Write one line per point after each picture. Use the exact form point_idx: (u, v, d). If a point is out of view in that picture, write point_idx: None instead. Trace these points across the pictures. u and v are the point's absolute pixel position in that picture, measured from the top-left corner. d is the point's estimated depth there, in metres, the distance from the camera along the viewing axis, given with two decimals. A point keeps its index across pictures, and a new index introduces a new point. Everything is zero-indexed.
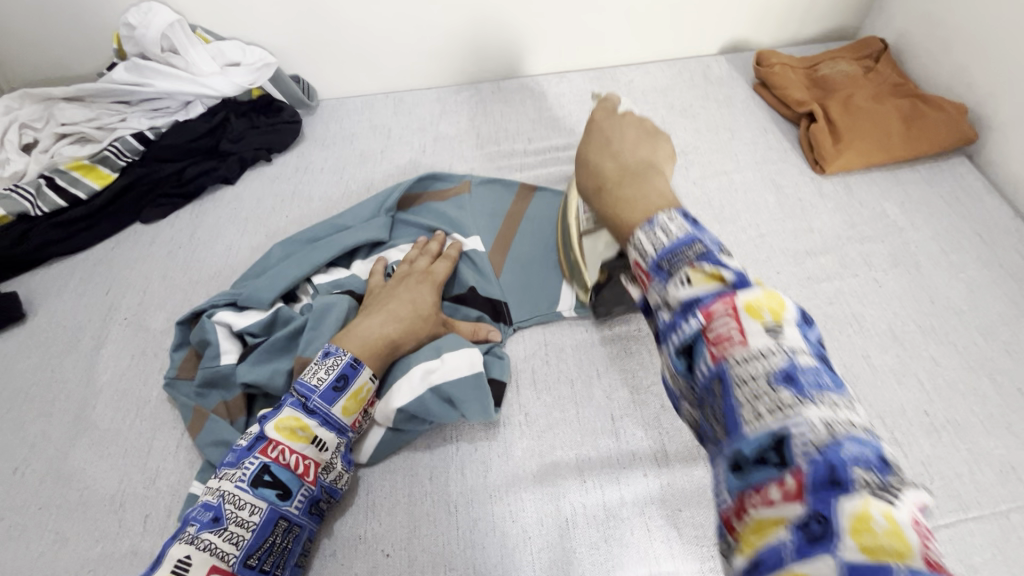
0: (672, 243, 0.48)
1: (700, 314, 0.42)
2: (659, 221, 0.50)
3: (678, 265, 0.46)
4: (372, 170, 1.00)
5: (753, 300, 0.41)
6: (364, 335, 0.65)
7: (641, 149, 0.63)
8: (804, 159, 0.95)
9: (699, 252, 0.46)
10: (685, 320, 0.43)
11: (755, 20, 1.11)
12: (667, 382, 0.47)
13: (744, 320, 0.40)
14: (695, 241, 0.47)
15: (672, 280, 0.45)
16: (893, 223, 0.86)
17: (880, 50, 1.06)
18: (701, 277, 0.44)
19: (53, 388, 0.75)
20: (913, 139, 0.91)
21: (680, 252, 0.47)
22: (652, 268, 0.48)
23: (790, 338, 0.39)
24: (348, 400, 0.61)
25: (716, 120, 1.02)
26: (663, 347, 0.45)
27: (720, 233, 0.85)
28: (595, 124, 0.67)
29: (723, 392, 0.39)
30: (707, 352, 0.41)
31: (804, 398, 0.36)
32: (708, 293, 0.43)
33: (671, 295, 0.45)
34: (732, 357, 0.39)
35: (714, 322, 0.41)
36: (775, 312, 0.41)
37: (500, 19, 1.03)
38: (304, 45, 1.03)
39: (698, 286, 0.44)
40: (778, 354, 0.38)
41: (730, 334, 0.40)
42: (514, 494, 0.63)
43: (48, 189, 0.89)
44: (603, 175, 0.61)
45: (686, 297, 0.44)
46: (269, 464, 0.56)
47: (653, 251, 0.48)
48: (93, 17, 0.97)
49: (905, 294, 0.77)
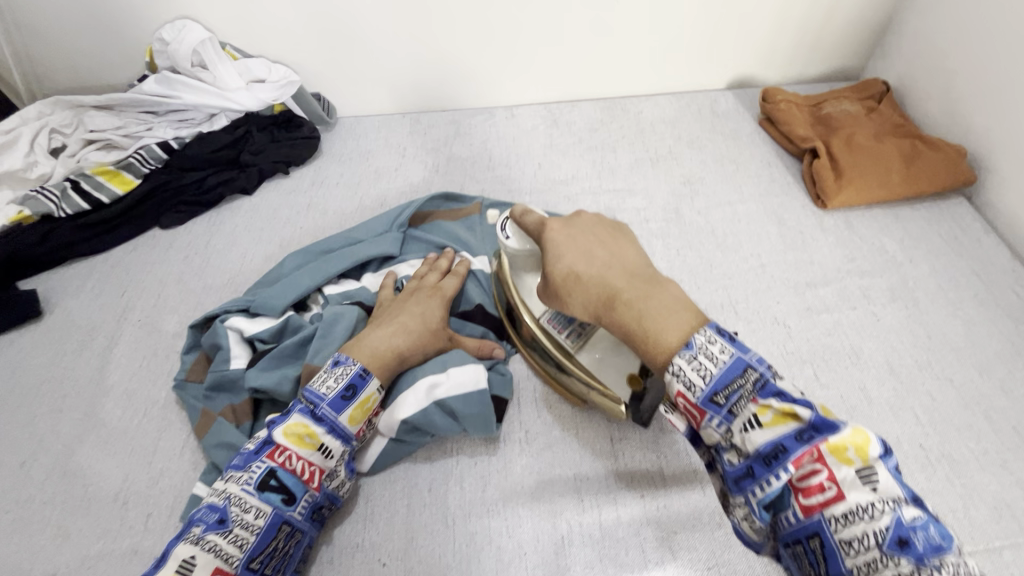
0: (722, 373, 0.51)
1: (788, 466, 0.46)
2: (698, 345, 0.52)
3: (737, 402, 0.50)
4: (386, 188, 1.03)
5: (838, 443, 0.46)
6: (374, 346, 0.66)
7: (629, 252, 0.65)
8: (807, 194, 0.97)
9: (754, 381, 0.50)
10: (772, 475, 0.47)
11: (762, 57, 1.15)
12: (739, 525, 0.52)
13: (830, 467, 0.45)
14: (747, 368, 0.50)
15: (736, 419, 0.49)
16: (891, 258, 0.87)
17: (883, 91, 1.09)
18: (771, 418, 0.48)
19: (65, 385, 0.77)
20: (913, 178, 0.94)
21: (732, 382, 0.50)
22: (704, 403, 0.51)
23: (884, 485, 0.44)
24: (355, 410, 0.62)
25: (721, 152, 1.05)
26: (740, 496, 0.49)
27: (723, 262, 0.87)
28: (555, 234, 0.66)
29: (825, 551, 0.44)
30: (797, 505, 0.46)
31: (921, 566, 0.40)
32: (787, 437, 0.46)
33: (742, 438, 0.49)
34: (829, 513, 0.44)
35: (801, 470, 0.46)
36: (860, 451, 0.45)
37: (516, 47, 1.07)
38: (328, 64, 1.07)
39: (769, 429, 0.47)
40: (885, 513, 0.43)
41: (821, 484, 0.45)
42: (511, 509, 0.64)
43: (72, 192, 0.92)
44: (611, 288, 0.61)
45: (762, 444, 0.47)
46: (275, 468, 0.57)
47: (702, 383, 0.51)
48: (129, 31, 1.02)
49: (902, 328, 0.79)
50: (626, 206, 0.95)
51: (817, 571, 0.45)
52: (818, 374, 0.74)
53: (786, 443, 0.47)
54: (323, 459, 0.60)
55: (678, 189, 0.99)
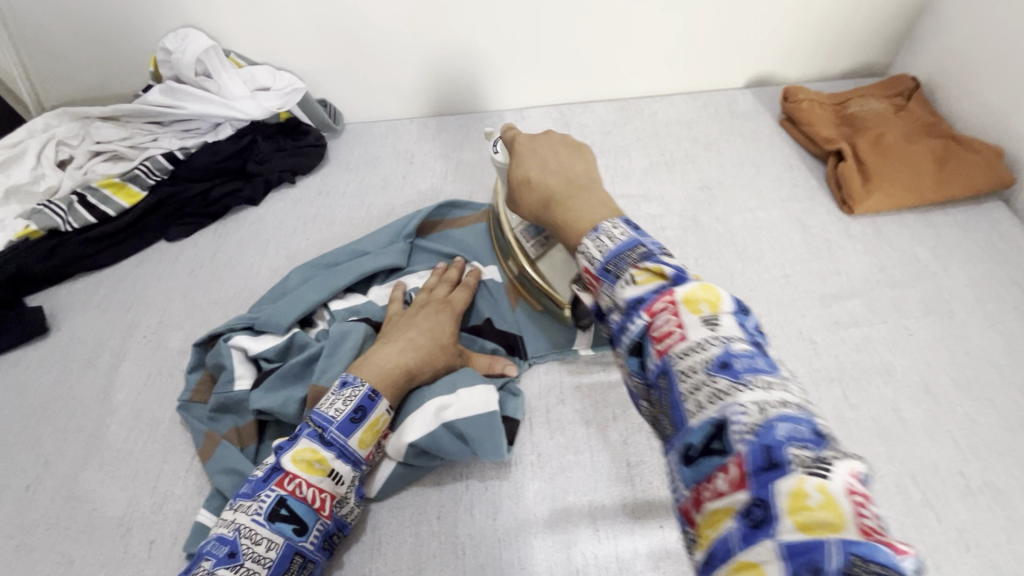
0: (616, 248, 0.52)
1: (642, 313, 0.46)
2: (603, 229, 0.55)
3: (623, 268, 0.50)
4: (393, 196, 1.01)
5: (690, 294, 0.44)
6: (381, 364, 0.64)
7: (576, 164, 0.68)
8: (832, 198, 0.93)
9: (641, 254, 0.51)
10: (632, 320, 0.46)
11: (783, 54, 1.10)
12: (627, 385, 0.49)
13: (682, 312, 0.44)
14: (637, 245, 0.52)
15: (619, 282, 0.50)
16: (924, 268, 0.83)
17: (912, 88, 1.04)
18: (645, 276, 0.48)
19: (71, 405, 0.76)
20: (947, 182, 0.89)
21: (624, 255, 0.51)
22: (600, 274, 0.52)
23: (725, 326, 0.42)
24: (365, 432, 0.60)
25: (740, 155, 1.01)
26: (615, 347, 0.49)
27: (743, 272, 0.83)
28: (522, 146, 0.70)
29: (668, 386, 0.42)
30: (654, 350, 0.44)
31: (737, 382, 0.39)
32: (649, 292, 0.47)
33: (618, 297, 0.49)
34: (674, 352, 0.43)
35: (656, 319, 0.45)
36: (711, 304, 0.44)
37: (526, 49, 1.04)
38: (333, 69, 1.05)
39: (642, 284, 0.47)
40: (714, 345, 0.41)
41: (670, 330, 0.43)
42: (524, 538, 0.61)
43: (79, 206, 0.91)
44: (550, 189, 0.66)
45: (631, 297, 0.47)
46: (286, 497, 0.55)
47: (599, 257, 0.53)
48: (134, 40, 1.00)
49: (937, 344, 0.74)
50: (641, 213, 0.92)
51: (669, 420, 0.43)
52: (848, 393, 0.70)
53: (649, 296, 0.47)
54: (334, 485, 0.58)
55: (696, 194, 0.95)
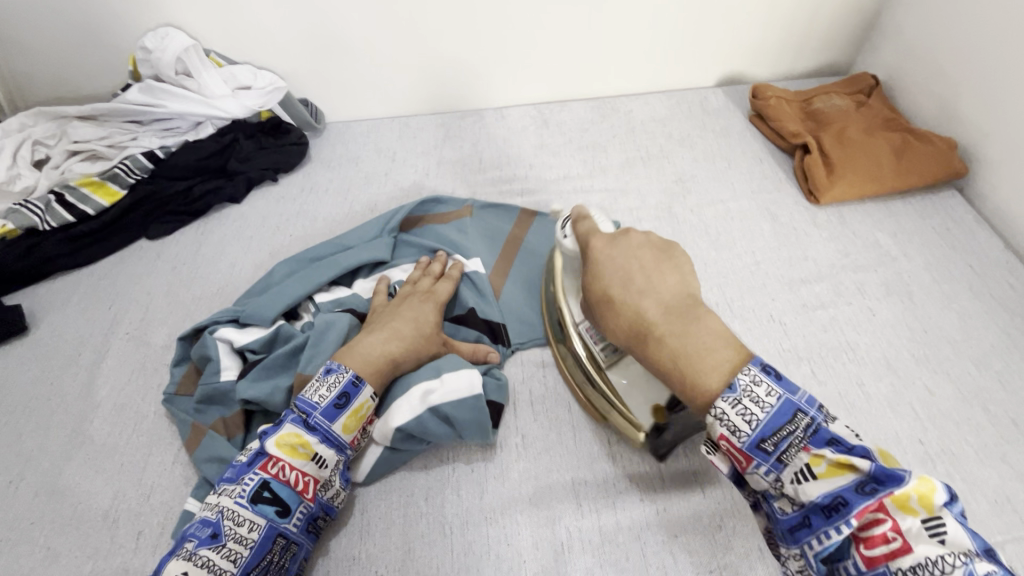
0: (772, 419, 0.51)
1: (847, 520, 0.46)
2: (741, 386, 0.52)
3: (789, 452, 0.50)
4: (376, 193, 1.02)
5: (903, 495, 0.46)
6: (366, 352, 0.65)
7: (669, 277, 0.62)
8: (799, 189, 0.97)
9: (807, 426, 0.50)
10: (833, 529, 0.46)
11: (751, 53, 1.15)
12: (789, 570, 0.52)
13: (897, 518, 0.46)
14: (797, 413, 0.51)
15: (787, 467, 0.50)
16: (885, 253, 0.87)
17: (872, 85, 1.09)
18: (827, 468, 0.48)
19: (52, 402, 0.75)
20: (905, 171, 0.93)
21: (783, 429, 0.50)
22: (752, 448, 0.51)
23: (952, 534, 0.44)
24: (349, 418, 0.61)
25: (713, 150, 1.05)
26: (796, 546, 0.50)
27: (717, 259, 0.87)
28: (600, 253, 0.65)
29: (827, 543, 0.47)
30: (860, 557, 0.46)
31: (955, 568, 0.42)
32: (845, 488, 0.47)
33: (794, 490, 0.49)
34: (892, 564, 0.45)
35: (863, 522, 0.47)
36: (924, 500, 0.46)
37: (506, 48, 1.07)
38: (314, 68, 1.06)
39: (826, 481, 0.48)
40: (955, 562, 0.43)
41: (886, 535, 0.45)
42: (509, 517, 0.63)
43: (57, 205, 0.91)
44: (639, 322, 0.60)
45: (818, 496, 0.47)
46: (268, 480, 0.56)
47: (748, 428, 0.51)
48: (111, 40, 1.00)
49: (898, 323, 0.79)
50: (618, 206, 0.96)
51: None
52: (816, 370, 0.74)
53: (845, 495, 0.47)
54: (318, 469, 0.59)
55: (670, 187, 0.99)
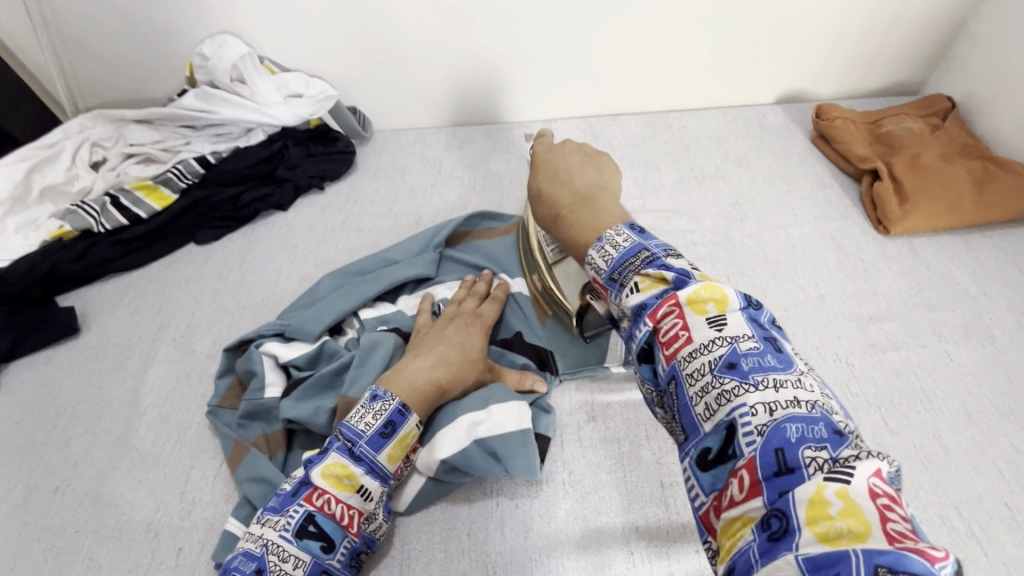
0: (620, 255, 0.52)
1: (648, 320, 0.46)
2: (607, 238, 0.54)
3: (627, 274, 0.50)
4: (421, 205, 1.01)
5: (695, 295, 0.45)
6: (412, 378, 0.63)
7: (588, 172, 0.67)
8: (867, 218, 0.91)
9: (645, 259, 0.50)
10: (638, 326, 0.47)
11: (815, 71, 1.09)
12: (649, 404, 0.48)
13: (687, 316, 0.44)
14: (641, 249, 0.51)
15: (624, 289, 0.50)
16: (963, 291, 0.81)
17: (948, 107, 1.02)
18: (649, 282, 0.49)
19: (100, 406, 0.76)
20: (987, 204, 0.87)
21: (628, 261, 0.51)
22: (607, 282, 0.52)
23: (733, 325, 0.43)
24: (394, 447, 0.59)
25: (772, 171, 1.00)
26: (647, 377, 0.47)
27: (777, 291, 0.82)
28: (541, 155, 0.71)
29: (678, 395, 0.43)
30: (662, 355, 0.45)
31: (745, 381, 0.39)
32: (653, 297, 0.47)
33: (625, 306, 0.50)
34: (680, 356, 0.43)
35: (663, 325, 0.45)
36: (717, 303, 0.44)
37: (559, 59, 1.04)
38: (365, 77, 1.06)
39: (646, 291, 0.48)
40: (721, 345, 0.42)
41: (675, 330, 0.44)
42: (556, 560, 0.60)
43: (111, 208, 0.92)
44: (557, 202, 0.65)
45: (637, 303, 0.48)
46: (314, 513, 0.54)
47: (605, 266, 0.53)
48: (170, 45, 1.02)
49: (979, 370, 0.73)
50: (671, 228, 0.92)
51: (677, 424, 0.44)
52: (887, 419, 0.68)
53: (650, 302, 0.47)
54: (363, 502, 0.57)
55: (726, 210, 0.94)
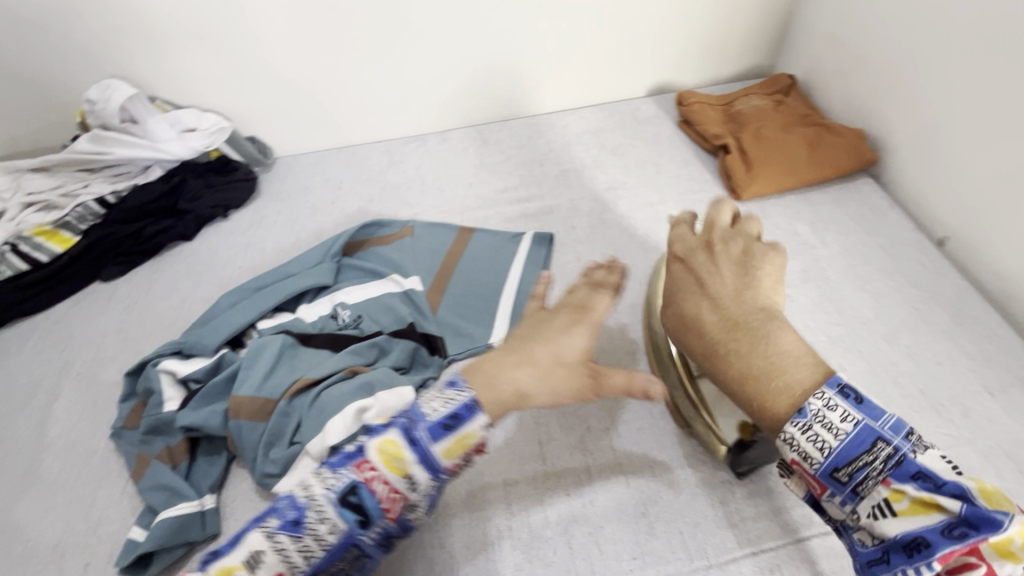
0: (844, 448, 0.45)
1: (932, 561, 0.40)
2: (813, 413, 0.46)
3: (864, 481, 0.44)
4: (322, 221, 1.06)
5: (998, 536, 0.39)
6: (496, 381, 0.55)
7: (747, 291, 0.57)
8: (723, 188, 1.02)
9: (887, 457, 0.44)
10: (910, 565, 0.41)
11: (676, 64, 1.21)
12: None
13: (985, 564, 0.39)
14: (877, 442, 0.44)
15: (865, 501, 0.44)
16: (804, 241, 0.91)
17: (789, 85, 1.15)
18: (909, 506, 0.42)
19: (4, 445, 0.78)
20: (820, 164, 0.98)
21: (856, 459, 0.44)
22: (825, 479, 0.46)
23: None
24: (452, 443, 0.51)
25: (642, 157, 1.10)
26: (866, 573, 0.45)
27: (645, 261, 0.91)
28: (678, 263, 0.64)
29: None
30: None
31: None
32: (928, 528, 0.41)
33: (873, 523, 0.44)
34: None
35: (951, 563, 0.40)
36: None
37: (441, 75, 1.12)
38: (259, 108, 1.11)
39: (910, 519, 0.42)
40: None
41: (970, 569, 0.39)
42: (442, 521, 0.65)
43: (11, 255, 0.94)
44: (708, 335, 0.56)
45: (899, 533, 0.42)
46: (358, 484, 0.51)
47: (820, 458, 0.45)
48: (59, 94, 1.05)
49: (815, 307, 0.82)
50: (552, 217, 1.00)
51: None
52: None
53: (926, 532, 0.41)
54: (410, 489, 0.51)
55: (602, 195, 1.03)
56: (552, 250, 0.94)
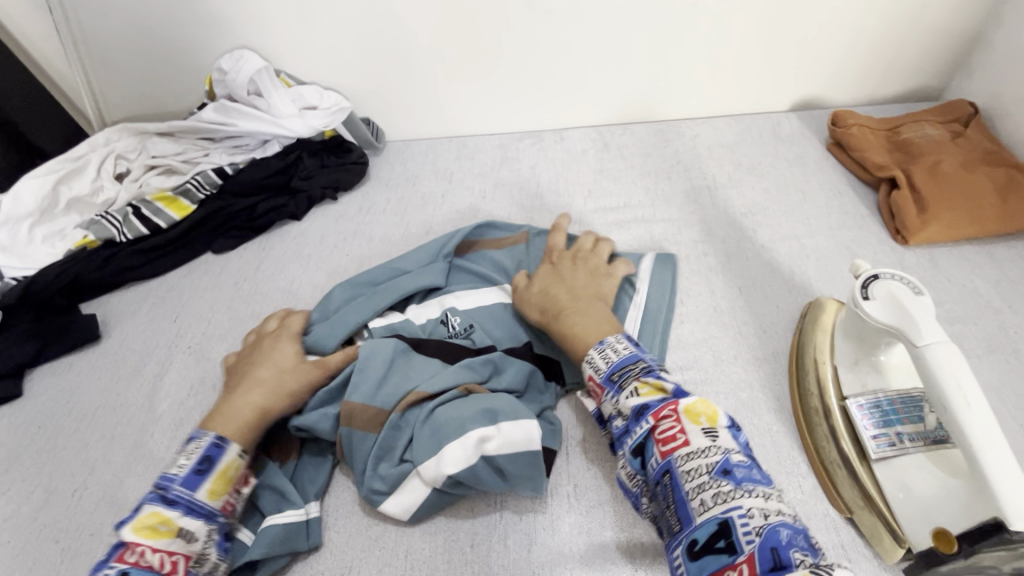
0: (620, 360, 0.60)
1: (649, 417, 0.55)
2: (609, 343, 0.63)
3: (627, 378, 0.58)
4: (432, 214, 1.02)
5: (692, 407, 0.54)
6: (232, 416, 0.64)
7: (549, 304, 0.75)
8: (884, 227, 0.89)
9: (643, 367, 0.59)
10: (638, 425, 0.55)
11: (831, 78, 1.08)
12: (621, 476, 0.58)
13: (684, 423, 0.53)
14: (639, 359, 0.60)
15: (623, 391, 0.58)
16: (986, 303, 0.78)
17: (971, 114, 1.00)
18: (648, 388, 0.57)
19: (117, 412, 0.78)
20: (1011, 213, 0.84)
21: (627, 367, 0.60)
22: (605, 381, 0.60)
23: (721, 439, 0.52)
24: (214, 482, 0.59)
25: (786, 180, 0.98)
26: (620, 449, 0.57)
27: (790, 302, 0.81)
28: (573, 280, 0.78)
29: (672, 486, 0.51)
30: (656, 451, 0.53)
31: (738, 489, 0.48)
32: (654, 401, 0.56)
33: (624, 406, 0.57)
34: (679, 456, 0.52)
35: (661, 424, 0.54)
36: (710, 417, 0.54)
37: (570, 70, 1.05)
38: (378, 90, 1.08)
39: (646, 396, 0.56)
40: (715, 453, 0.51)
41: (672, 433, 0.53)
42: (559, 575, 0.59)
43: (134, 218, 0.95)
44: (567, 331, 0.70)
45: (635, 406, 0.56)
46: (127, 570, 0.52)
47: (604, 367, 0.61)
48: (189, 61, 1.05)
49: (1002, 385, 0.70)
50: (681, 238, 0.91)
51: (672, 515, 0.51)
52: None
53: (652, 404, 0.56)
54: (187, 544, 0.55)
55: (738, 220, 0.93)
56: (682, 276, 0.85)
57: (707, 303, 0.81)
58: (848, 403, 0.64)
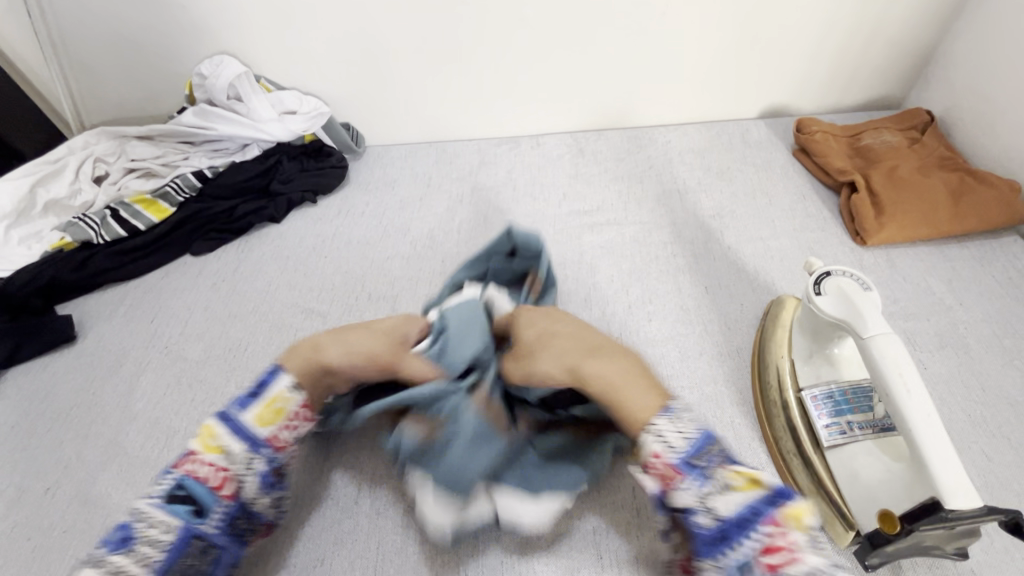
0: (695, 443, 0.55)
1: (764, 528, 0.51)
2: (674, 413, 0.57)
3: (713, 468, 0.54)
4: (410, 217, 1.03)
5: (797, 510, 0.51)
6: (342, 347, 0.64)
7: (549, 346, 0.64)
8: (845, 229, 0.93)
9: (721, 451, 0.55)
10: (745, 539, 0.51)
11: (796, 87, 1.12)
12: (700, 572, 0.53)
13: (789, 529, 0.51)
14: (715, 440, 0.56)
15: (713, 483, 0.53)
16: (939, 301, 0.82)
17: (926, 121, 1.04)
18: (742, 483, 0.53)
19: (92, 411, 0.78)
20: (963, 215, 0.88)
21: (705, 450, 0.55)
22: (682, 466, 0.54)
23: (820, 539, 0.51)
24: (262, 408, 0.61)
25: (753, 184, 1.02)
26: (710, 557, 0.52)
27: (754, 301, 0.84)
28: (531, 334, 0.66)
29: None
30: (763, 563, 0.50)
31: None
32: (755, 500, 0.52)
33: (716, 501, 0.53)
34: (790, 568, 0.49)
35: (773, 543, 0.50)
36: (803, 516, 0.51)
37: (546, 77, 1.07)
38: (358, 96, 1.10)
39: (744, 493, 0.52)
40: (823, 561, 0.49)
41: (783, 545, 0.50)
42: (527, 564, 0.61)
43: (112, 221, 0.95)
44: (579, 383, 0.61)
45: (736, 510, 0.52)
46: (182, 478, 0.56)
47: (676, 451, 0.55)
48: (170, 66, 1.07)
49: (952, 378, 0.73)
50: (652, 240, 0.94)
51: None
52: None
53: (757, 505, 0.52)
54: (231, 464, 0.58)
55: (706, 222, 0.96)
56: (651, 276, 0.88)
57: (675, 302, 0.84)
58: (804, 395, 0.67)
